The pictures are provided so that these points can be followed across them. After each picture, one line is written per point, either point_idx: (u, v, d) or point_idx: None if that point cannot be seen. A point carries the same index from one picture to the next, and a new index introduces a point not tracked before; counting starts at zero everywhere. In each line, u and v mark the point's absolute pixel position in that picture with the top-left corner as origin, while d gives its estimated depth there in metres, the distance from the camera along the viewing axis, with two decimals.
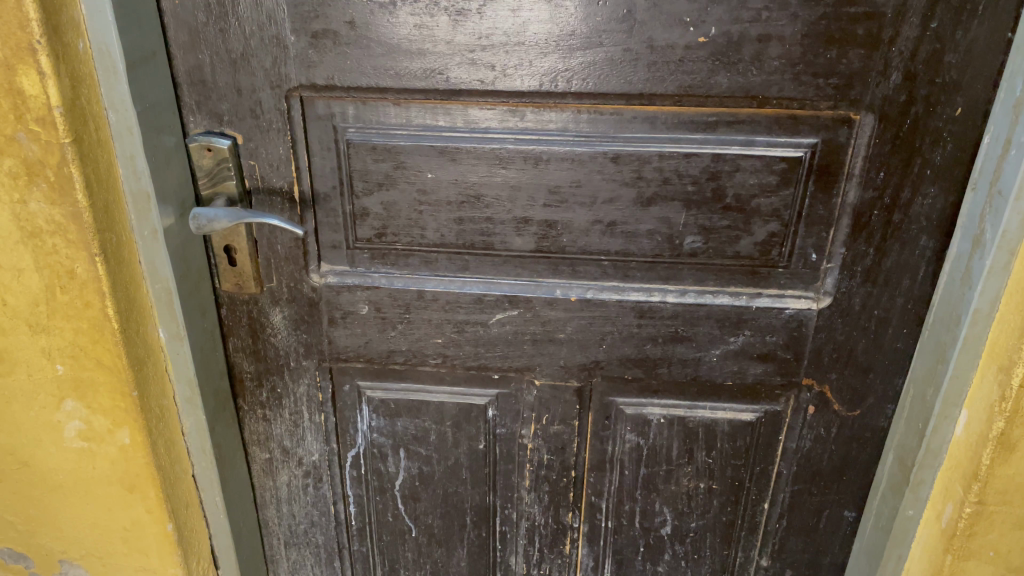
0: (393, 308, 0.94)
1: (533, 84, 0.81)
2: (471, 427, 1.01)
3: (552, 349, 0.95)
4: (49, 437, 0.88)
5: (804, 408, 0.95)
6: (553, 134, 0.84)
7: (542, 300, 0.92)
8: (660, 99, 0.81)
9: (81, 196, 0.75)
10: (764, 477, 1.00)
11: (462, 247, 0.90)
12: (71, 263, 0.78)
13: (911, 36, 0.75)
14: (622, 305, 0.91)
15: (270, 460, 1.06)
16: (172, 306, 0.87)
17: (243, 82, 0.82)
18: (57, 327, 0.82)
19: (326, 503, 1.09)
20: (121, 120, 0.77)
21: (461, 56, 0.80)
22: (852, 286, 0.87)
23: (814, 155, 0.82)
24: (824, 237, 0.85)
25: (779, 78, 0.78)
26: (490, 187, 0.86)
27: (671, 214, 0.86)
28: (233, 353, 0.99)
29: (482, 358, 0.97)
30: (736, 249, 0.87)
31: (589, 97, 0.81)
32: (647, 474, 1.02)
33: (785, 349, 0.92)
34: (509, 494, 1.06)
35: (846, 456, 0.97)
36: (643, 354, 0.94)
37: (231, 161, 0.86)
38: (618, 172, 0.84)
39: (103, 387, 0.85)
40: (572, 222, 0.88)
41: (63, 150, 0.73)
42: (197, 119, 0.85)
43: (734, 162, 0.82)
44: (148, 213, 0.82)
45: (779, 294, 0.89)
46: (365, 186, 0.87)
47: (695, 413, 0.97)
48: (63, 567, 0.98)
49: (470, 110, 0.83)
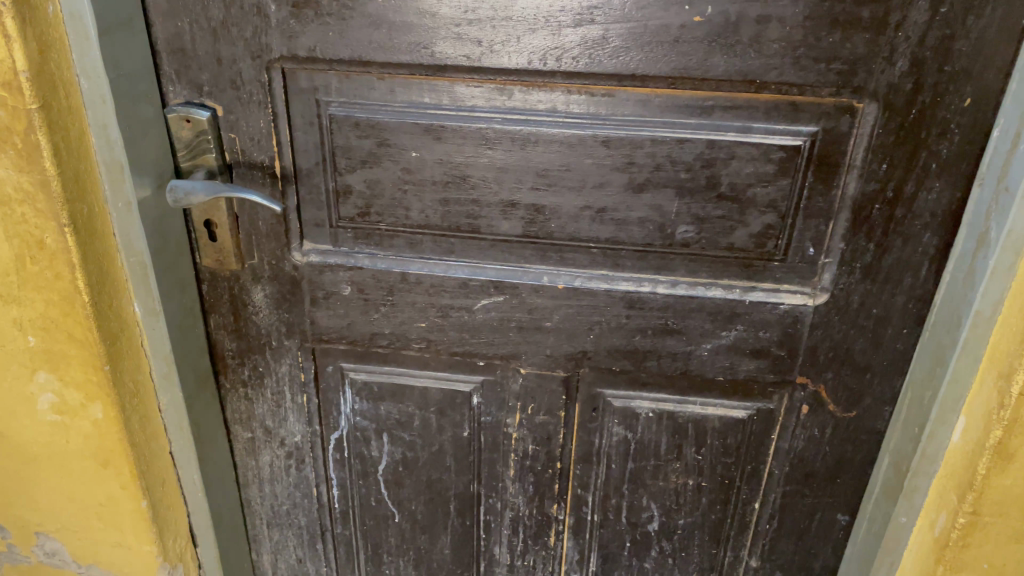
0: (376, 290, 0.92)
1: (521, 61, 0.78)
2: (456, 413, 1.00)
3: (539, 337, 0.92)
4: (23, 409, 0.87)
5: (797, 407, 0.92)
6: (542, 114, 0.80)
7: (529, 287, 0.89)
8: (654, 81, 0.77)
9: (49, 163, 0.72)
10: (754, 476, 0.98)
11: (448, 230, 0.88)
12: (41, 233, 0.76)
13: (919, 21, 0.71)
14: (610, 294, 0.88)
15: (251, 439, 1.05)
16: (147, 280, 0.85)
17: (223, 52, 0.80)
18: (28, 298, 0.80)
19: (309, 485, 1.08)
20: (93, 88, 0.74)
21: (447, 30, 0.77)
22: (851, 282, 0.83)
23: (814, 144, 0.78)
24: (822, 231, 0.82)
25: (778, 62, 0.74)
26: (477, 168, 0.84)
27: (663, 202, 0.83)
28: (215, 330, 0.97)
29: (466, 344, 0.94)
30: (730, 240, 0.83)
31: (580, 77, 0.78)
32: (635, 468, 1.00)
33: (779, 346, 0.88)
34: (493, 482, 1.04)
35: (840, 458, 0.94)
36: (632, 346, 0.91)
37: (210, 134, 0.83)
38: (609, 156, 0.81)
39: (75, 360, 0.83)
40: (560, 207, 0.85)
41: (31, 116, 0.70)
42: (176, 89, 0.82)
43: (730, 149, 0.79)
44: (122, 183, 0.79)
45: (774, 289, 0.86)
46: (349, 163, 0.85)
47: (685, 408, 0.95)
48: (40, 540, 0.97)
49: (457, 88, 0.80)
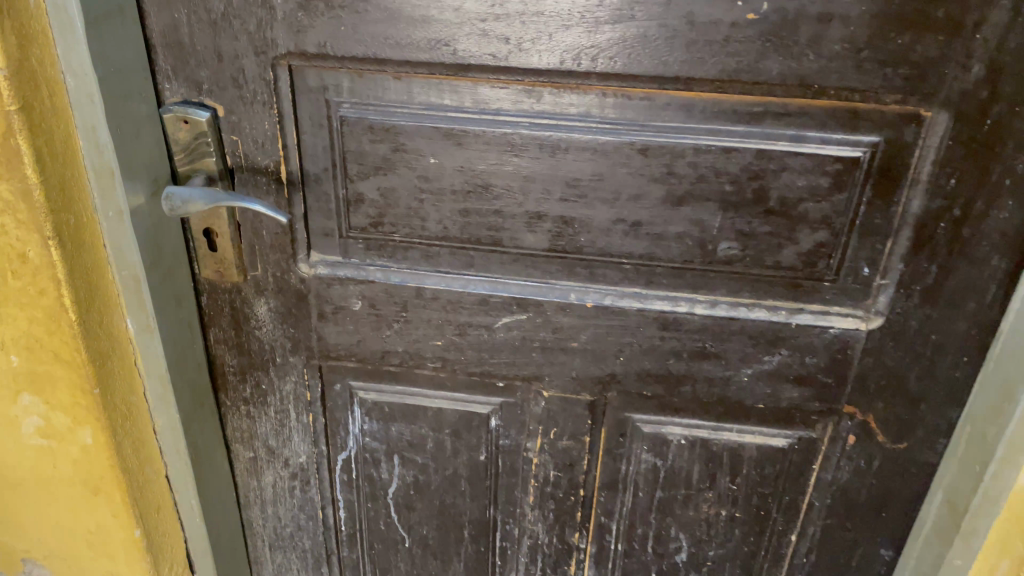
0: (388, 305, 0.85)
1: (553, 61, 0.70)
2: (472, 436, 0.93)
3: (564, 358, 0.85)
4: (7, 432, 0.80)
5: (842, 437, 0.85)
6: (574, 119, 0.73)
7: (554, 305, 0.82)
8: (699, 84, 0.70)
9: (30, 171, 0.65)
10: (792, 507, 0.91)
11: (467, 242, 0.81)
12: (23, 245, 0.68)
13: (1000, 22, 0.63)
14: (643, 314, 0.81)
15: (253, 459, 0.98)
16: (141, 294, 0.78)
17: (224, 47, 0.72)
18: (9, 315, 0.73)
19: (314, 507, 1.01)
20: (80, 86, 0.67)
21: (471, 26, 0.70)
22: (909, 306, 0.76)
23: (874, 156, 0.70)
24: (878, 250, 0.75)
25: (839, 65, 0.67)
26: (500, 177, 0.76)
27: (704, 216, 0.75)
28: (214, 345, 0.90)
29: (485, 365, 0.87)
30: (777, 258, 0.76)
31: (617, 79, 0.71)
32: (663, 497, 0.93)
33: (826, 372, 0.81)
34: (511, 508, 0.98)
35: (887, 492, 0.87)
36: (665, 370, 0.84)
37: (210, 136, 0.76)
38: (646, 165, 0.74)
39: (61, 382, 0.76)
40: (591, 220, 0.78)
41: (10, 119, 0.62)
42: (173, 87, 0.75)
43: (781, 160, 0.71)
44: (113, 190, 0.72)
45: (823, 311, 0.78)
46: (361, 169, 0.78)
47: (720, 435, 0.88)
48: (27, 567, 0.91)
49: (480, 89, 0.73)
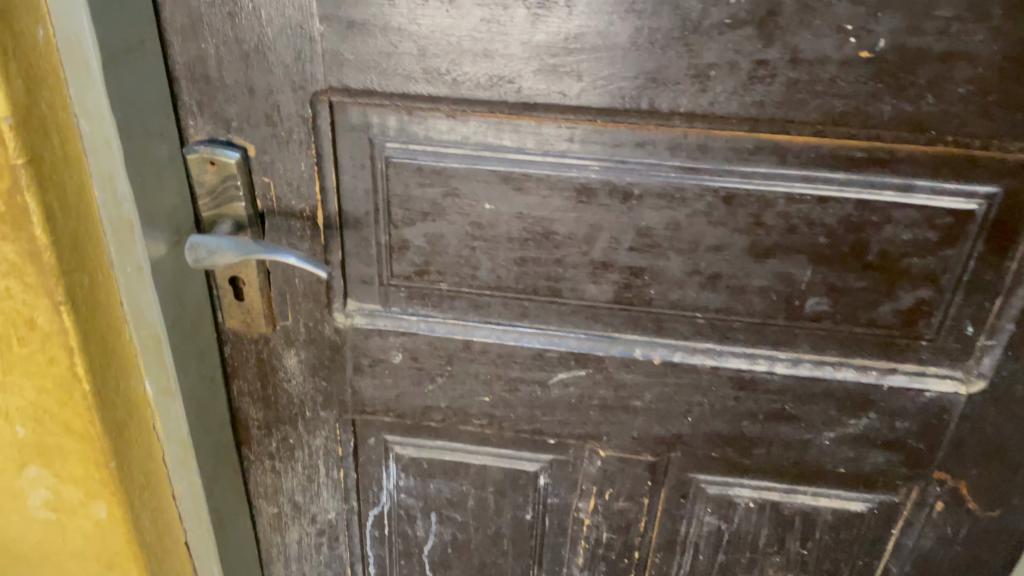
0: (432, 358, 0.77)
1: (630, 100, 0.62)
2: (518, 495, 0.85)
3: (625, 417, 0.78)
4: (11, 505, 0.72)
5: (929, 503, 0.78)
6: (650, 164, 0.65)
7: (618, 361, 0.75)
8: (797, 128, 0.62)
9: (40, 230, 0.56)
10: (865, 571, 0.84)
11: (523, 293, 0.73)
12: (30, 310, 0.60)
13: None
14: (717, 373, 0.74)
15: (277, 515, 0.90)
16: (161, 355, 0.70)
17: (257, 81, 0.64)
18: (14, 385, 0.65)
19: (342, 564, 0.94)
20: (96, 131, 0.59)
21: (540, 61, 0.61)
22: (1017, 370, 0.69)
23: (991, 208, 0.63)
24: (986, 308, 0.67)
25: (960, 109, 0.59)
26: (563, 224, 0.68)
27: (792, 270, 0.68)
28: (238, 398, 0.82)
29: (537, 422, 0.80)
30: (872, 315, 0.69)
31: (703, 120, 0.62)
32: (725, 560, 0.86)
33: (917, 436, 0.74)
34: (557, 567, 0.90)
35: (974, 561, 0.80)
36: (737, 431, 0.77)
37: (240, 177, 0.68)
38: (731, 215, 0.66)
39: (73, 455, 0.68)
40: (664, 272, 0.70)
41: (16, 174, 0.53)
42: (198, 124, 0.67)
43: (885, 211, 0.64)
44: (132, 245, 0.64)
45: (919, 373, 0.71)
46: (406, 215, 0.70)
47: (793, 498, 0.80)
48: None
49: (546, 129, 0.65)
